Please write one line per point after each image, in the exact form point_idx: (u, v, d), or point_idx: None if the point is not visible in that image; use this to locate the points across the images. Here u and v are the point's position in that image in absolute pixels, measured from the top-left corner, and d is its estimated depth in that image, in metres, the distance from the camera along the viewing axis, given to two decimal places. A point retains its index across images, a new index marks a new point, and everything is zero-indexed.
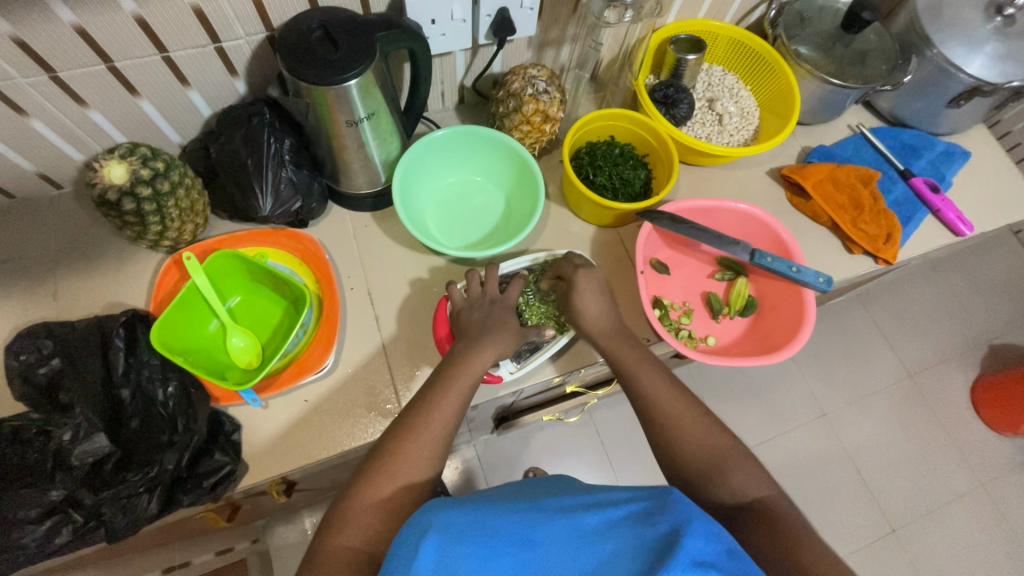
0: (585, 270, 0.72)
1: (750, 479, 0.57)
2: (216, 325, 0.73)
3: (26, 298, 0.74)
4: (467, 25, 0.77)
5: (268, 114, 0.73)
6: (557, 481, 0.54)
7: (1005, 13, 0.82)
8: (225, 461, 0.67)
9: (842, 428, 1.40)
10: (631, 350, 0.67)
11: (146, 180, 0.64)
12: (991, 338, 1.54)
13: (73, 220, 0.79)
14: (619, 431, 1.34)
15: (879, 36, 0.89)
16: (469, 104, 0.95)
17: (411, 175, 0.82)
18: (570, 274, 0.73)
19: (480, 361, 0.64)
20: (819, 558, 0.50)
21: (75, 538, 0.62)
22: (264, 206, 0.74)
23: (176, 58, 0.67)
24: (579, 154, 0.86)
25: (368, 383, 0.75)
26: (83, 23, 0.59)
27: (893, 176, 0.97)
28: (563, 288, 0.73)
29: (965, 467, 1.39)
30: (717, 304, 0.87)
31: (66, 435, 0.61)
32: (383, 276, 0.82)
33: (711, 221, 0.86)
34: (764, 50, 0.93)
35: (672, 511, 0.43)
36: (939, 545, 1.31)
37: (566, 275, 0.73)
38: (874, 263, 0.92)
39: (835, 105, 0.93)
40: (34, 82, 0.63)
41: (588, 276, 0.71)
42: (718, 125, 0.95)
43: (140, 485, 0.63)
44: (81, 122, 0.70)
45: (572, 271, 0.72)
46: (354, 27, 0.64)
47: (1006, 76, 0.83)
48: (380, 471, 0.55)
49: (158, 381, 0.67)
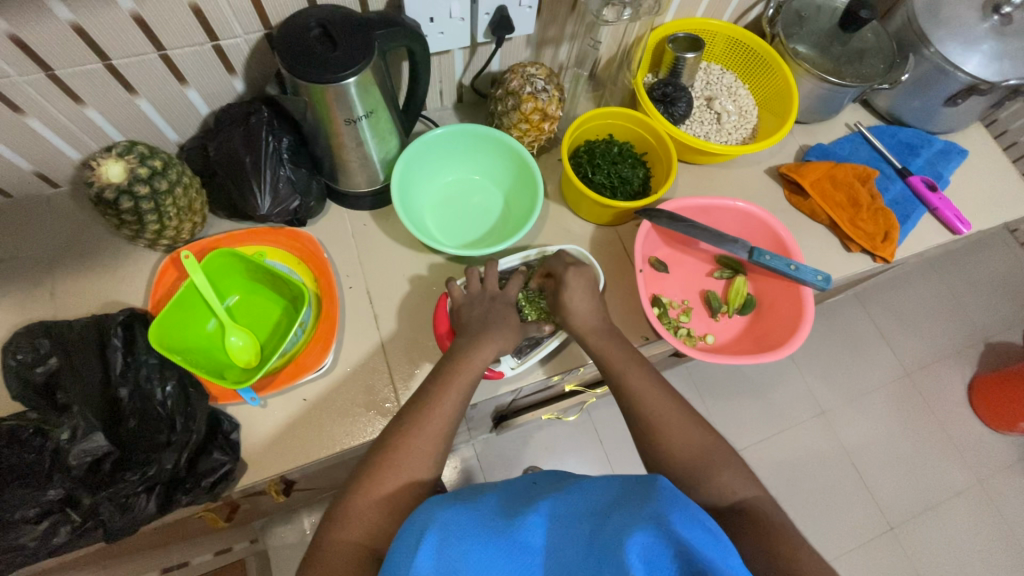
0: (575, 268, 0.72)
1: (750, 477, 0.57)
2: (215, 324, 0.73)
3: (24, 297, 0.74)
4: (466, 23, 0.77)
5: (266, 113, 0.73)
6: (559, 477, 0.53)
7: (1002, 12, 0.82)
8: (224, 461, 0.67)
9: (840, 426, 1.40)
10: (631, 347, 0.67)
11: (144, 178, 0.63)
12: (988, 336, 1.54)
13: (71, 219, 0.78)
14: (618, 430, 1.34)
15: (876, 35, 0.90)
16: (468, 102, 0.95)
17: (410, 174, 0.82)
18: (562, 272, 0.73)
19: (479, 359, 0.64)
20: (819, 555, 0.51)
21: (72, 538, 0.62)
22: (262, 205, 0.73)
23: (174, 56, 0.67)
24: (578, 153, 0.86)
25: (367, 381, 0.75)
26: (80, 21, 0.59)
27: (891, 175, 0.97)
28: (553, 287, 0.74)
29: (963, 465, 1.40)
30: (716, 302, 0.87)
31: (63, 434, 0.61)
32: (383, 274, 0.82)
33: (709, 219, 0.87)
34: (762, 49, 0.94)
35: (659, 497, 0.42)
36: (937, 543, 1.32)
37: (557, 273, 0.73)
38: (872, 261, 0.92)
39: (834, 103, 0.93)
40: (31, 80, 0.63)
41: (579, 275, 0.72)
42: (717, 124, 0.95)
43: (139, 485, 0.62)
44: (79, 121, 0.70)
45: (563, 270, 0.72)
46: (352, 25, 0.64)
47: (1003, 75, 0.83)
48: (380, 469, 0.55)
49: (156, 380, 0.66)
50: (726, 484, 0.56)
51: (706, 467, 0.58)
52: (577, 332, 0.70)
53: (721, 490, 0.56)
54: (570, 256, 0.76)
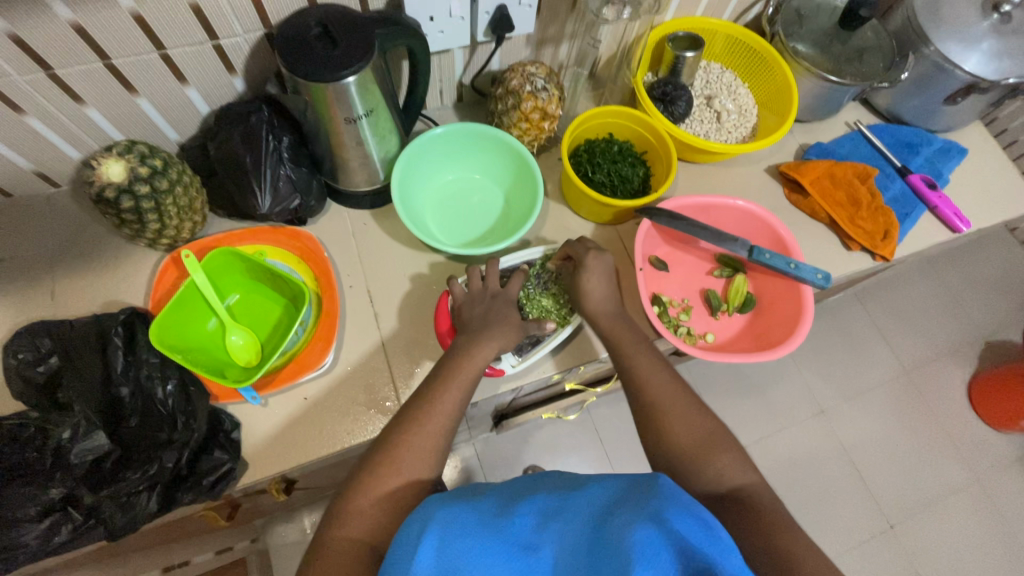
0: (595, 253, 0.73)
1: (752, 476, 0.57)
2: (215, 323, 0.73)
3: (24, 297, 0.74)
4: (465, 22, 0.77)
5: (266, 112, 0.73)
6: (556, 474, 0.53)
7: (1001, 10, 0.83)
8: (225, 459, 0.67)
9: (840, 425, 1.40)
10: (631, 345, 0.68)
11: (145, 178, 0.63)
12: (987, 335, 1.54)
13: (71, 218, 0.78)
14: (618, 429, 1.35)
15: (875, 34, 0.90)
16: (468, 101, 0.95)
17: (410, 173, 0.82)
18: (581, 255, 0.73)
19: (480, 358, 0.64)
20: (820, 553, 0.51)
21: (73, 537, 0.62)
22: (262, 204, 0.74)
23: (174, 56, 0.67)
24: (578, 151, 0.87)
25: (368, 380, 0.75)
26: (80, 21, 0.59)
27: (890, 174, 0.97)
28: (572, 269, 0.74)
29: (962, 464, 1.40)
30: (716, 301, 0.87)
31: (65, 433, 0.62)
32: (383, 273, 0.82)
33: (710, 217, 0.87)
34: (762, 47, 0.94)
35: (662, 496, 0.43)
36: (936, 541, 1.32)
37: (576, 256, 0.74)
38: (872, 259, 0.92)
39: (833, 102, 0.93)
40: (32, 80, 0.63)
41: (599, 261, 0.72)
42: (716, 123, 0.95)
43: (140, 484, 0.62)
44: (79, 120, 0.70)
45: (583, 254, 0.73)
46: (352, 24, 0.64)
47: (1002, 73, 0.83)
48: (382, 467, 0.55)
49: (157, 379, 0.66)
50: (727, 482, 0.57)
51: (707, 466, 0.58)
52: (589, 314, 0.71)
53: (723, 488, 0.56)
54: (592, 241, 0.76)
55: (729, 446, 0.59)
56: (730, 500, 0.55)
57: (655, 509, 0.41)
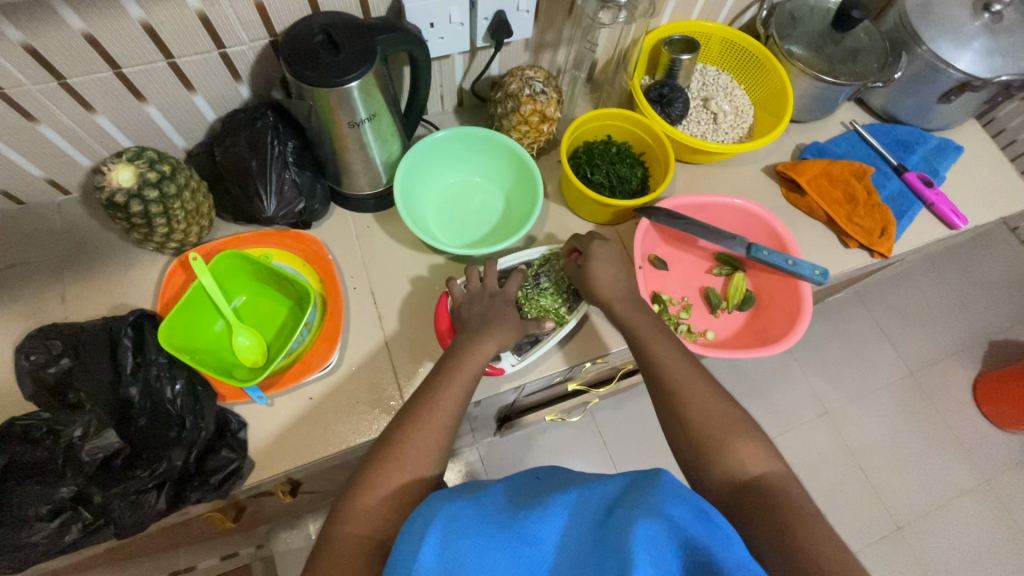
0: (600, 247, 0.75)
1: (763, 460, 0.57)
2: (222, 325, 0.74)
3: (33, 303, 0.75)
4: (465, 28, 0.78)
5: (272, 117, 0.75)
6: (569, 472, 0.53)
7: (992, 10, 0.84)
8: (233, 458, 0.68)
9: (843, 425, 1.40)
10: (640, 331, 0.68)
11: (153, 182, 0.65)
12: (991, 334, 1.54)
13: (80, 224, 0.80)
14: (623, 432, 1.35)
15: (868, 35, 0.91)
16: (468, 106, 0.97)
17: (411, 176, 0.83)
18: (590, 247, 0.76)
19: (481, 353, 0.65)
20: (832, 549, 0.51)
21: (84, 535, 0.63)
22: (268, 207, 0.75)
23: (181, 64, 0.69)
24: (577, 153, 0.88)
25: (372, 379, 0.76)
26: (91, 30, 0.61)
27: (887, 172, 0.98)
28: (578, 265, 0.76)
29: (969, 464, 1.39)
30: (716, 299, 0.88)
31: (77, 431, 0.63)
32: (385, 275, 0.83)
33: (709, 216, 0.88)
34: (757, 50, 0.95)
35: (659, 489, 0.42)
36: (945, 542, 1.31)
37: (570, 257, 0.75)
38: (870, 257, 0.93)
39: (828, 102, 0.94)
40: (44, 89, 0.65)
41: (601, 252, 0.74)
42: (713, 124, 0.97)
43: (148, 481, 0.64)
44: (88, 127, 0.72)
45: (587, 246, 0.76)
46: (353, 32, 0.66)
47: (994, 71, 0.85)
48: (387, 462, 0.56)
49: (166, 379, 0.67)
50: (738, 470, 0.57)
51: (715, 457, 0.58)
52: None
53: (737, 468, 0.56)
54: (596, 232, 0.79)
55: (741, 429, 0.59)
56: (743, 492, 0.55)
57: (649, 503, 0.40)
